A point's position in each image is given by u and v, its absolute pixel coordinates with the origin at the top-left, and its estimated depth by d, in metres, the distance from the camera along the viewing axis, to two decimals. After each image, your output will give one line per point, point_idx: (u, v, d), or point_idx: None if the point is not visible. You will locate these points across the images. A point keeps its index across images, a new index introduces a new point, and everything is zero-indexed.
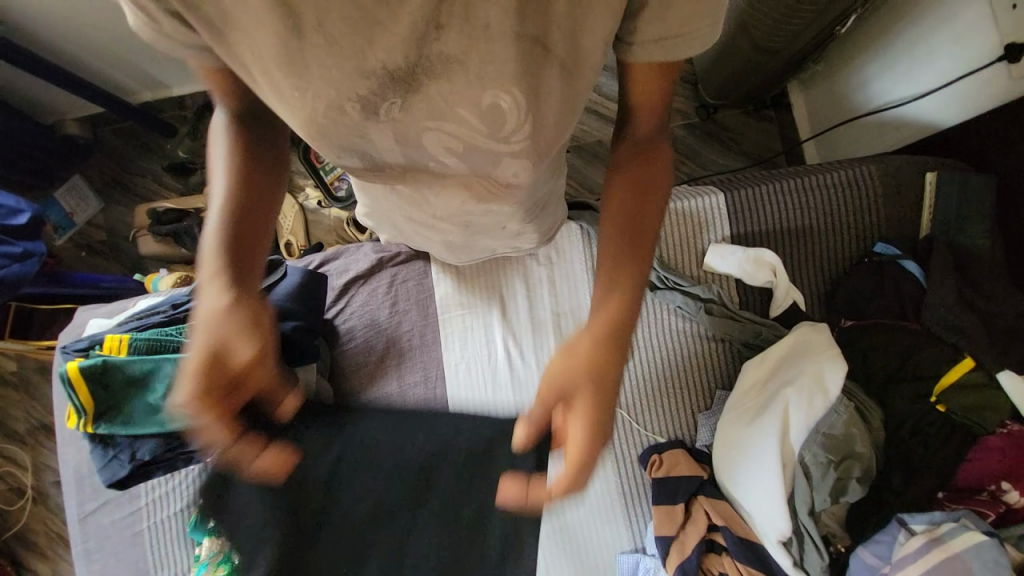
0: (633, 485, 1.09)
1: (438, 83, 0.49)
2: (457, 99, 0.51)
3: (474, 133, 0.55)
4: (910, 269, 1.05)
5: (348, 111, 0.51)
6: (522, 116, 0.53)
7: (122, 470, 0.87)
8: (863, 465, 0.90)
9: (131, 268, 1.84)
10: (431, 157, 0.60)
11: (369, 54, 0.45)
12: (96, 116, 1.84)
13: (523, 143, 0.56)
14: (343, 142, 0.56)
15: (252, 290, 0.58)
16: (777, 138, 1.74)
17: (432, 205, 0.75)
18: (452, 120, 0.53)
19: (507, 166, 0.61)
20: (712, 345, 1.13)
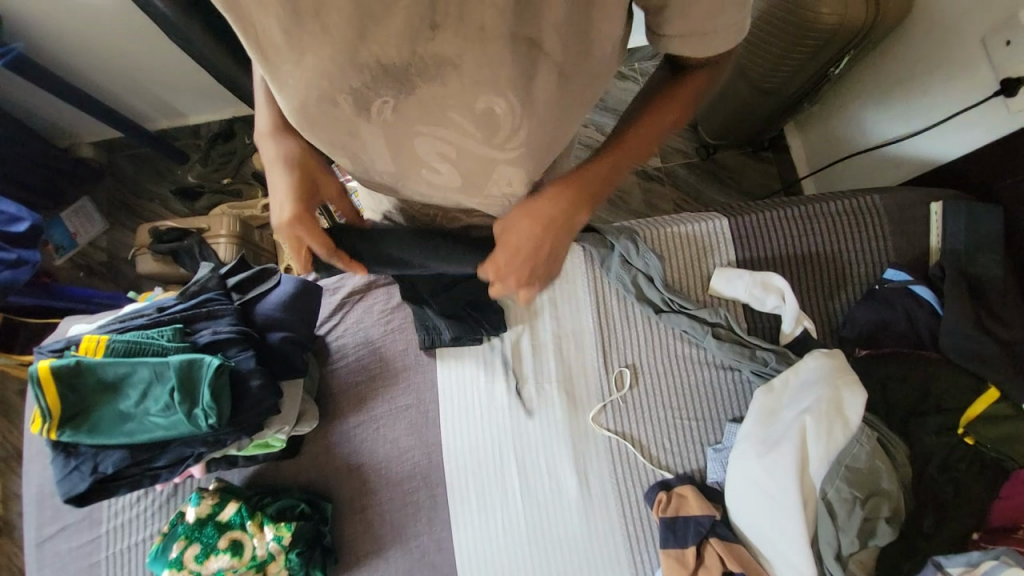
0: (637, 525, 1.00)
1: (431, 85, 0.47)
2: (451, 101, 0.49)
3: (469, 139, 0.54)
4: (922, 294, 1.01)
5: (341, 103, 0.49)
6: (515, 124, 0.52)
7: (82, 484, 0.80)
8: (892, 504, 0.82)
9: (128, 288, 1.82)
10: (424, 159, 0.57)
11: (360, 49, 0.43)
12: (112, 141, 1.89)
13: (517, 150, 0.56)
14: (337, 137, 0.55)
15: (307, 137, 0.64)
16: (776, 177, 1.76)
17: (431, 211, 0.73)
18: (447, 123, 0.52)
19: (499, 177, 0.61)
20: (721, 373, 1.07)
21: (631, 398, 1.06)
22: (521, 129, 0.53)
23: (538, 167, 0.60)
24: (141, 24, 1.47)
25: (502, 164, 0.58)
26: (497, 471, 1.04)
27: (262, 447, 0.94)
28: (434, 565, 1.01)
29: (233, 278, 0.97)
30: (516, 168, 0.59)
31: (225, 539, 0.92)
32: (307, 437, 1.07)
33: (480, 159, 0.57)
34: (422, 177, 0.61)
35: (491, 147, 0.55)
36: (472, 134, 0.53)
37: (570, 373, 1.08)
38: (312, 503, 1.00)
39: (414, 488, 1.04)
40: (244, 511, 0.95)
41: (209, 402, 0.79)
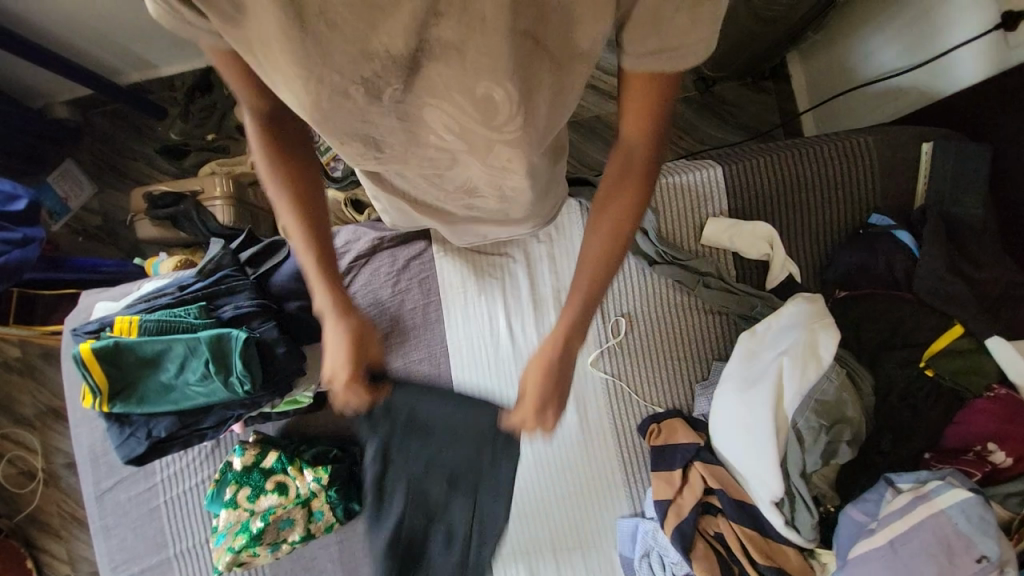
0: (632, 451, 1.14)
1: (437, 67, 0.48)
2: (455, 86, 0.50)
3: (470, 119, 0.54)
4: (904, 239, 1.07)
5: (353, 95, 0.51)
6: (513, 108, 0.53)
7: (137, 449, 0.89)
8: (853, 429, 0.93)
9: (129, 252, 1.85)
10: (429, 135, 0.58)
11: (372, 40, 0.45)
12: (86, 98, 1.81)
13: (516, 133, 0.56)
14: (346, 126, 0.55)
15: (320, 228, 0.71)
16: (777, 111, 1.71)
17: (430, 188, 0.75)
18: (449, 106, 0.53)
19: (499, 154, 0.61)
20: (710, 318, 1.15)
21: (627, 344, 1.16)
22: (519, 112, 0.53)
23: (535, 150, 0.61)
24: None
25: (496, 143, 0.59)
26: (508, 412, 1.16)
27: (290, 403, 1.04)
28: None
29: (244, 252, 1.00)
30: (513, 150, 0.59)
31: (272, 481, 1.06)
32: (330, 393, 1.16)
33: (480, 138, 0.58)
34: (429, 158, 0.64)
35: (490, 129, 0.56)
36: (473, 120, 0.54)
37: (569, 324, 1.16)
38: (344, 448, 1.11)
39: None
40: (284, 459, 1.07)
41: (242, 370, 0.86)
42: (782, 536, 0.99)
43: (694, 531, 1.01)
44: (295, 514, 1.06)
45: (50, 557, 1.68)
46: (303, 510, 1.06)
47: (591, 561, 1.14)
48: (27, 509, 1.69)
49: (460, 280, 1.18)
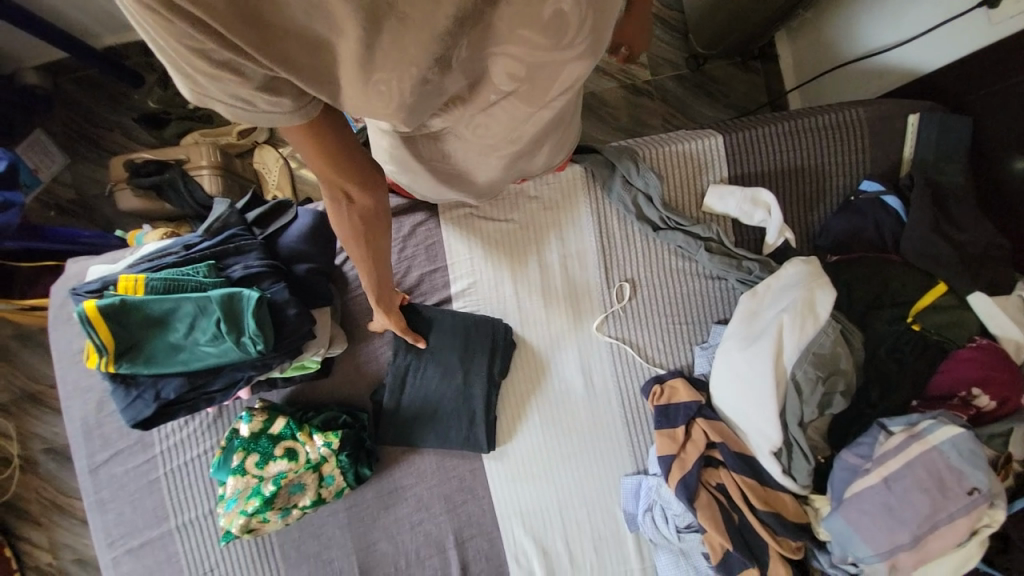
0: (635, 412, 1.18)
1: (505, 5, 0.48)
2: (523, 18, 0.50)
3: (535, 50, 0.54)
4: (892, 204, 1.12)
5: (429, 79, 0.51)
6: (582, 17, 0.52)
7: (146, 408, 0.87)
8: (847, 381, 0.98)
9: (106, 227, 1.76)
10: (490, 82, 0.58)
11: (438, 19, 0.44)
12: (59, 64, 1.72)
13: (587, 45, 0.56)
14: (426, 109, 0.57)
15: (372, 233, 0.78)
16: (763, 90, 1.76)
17: (458, 145, 0.74)
18: (514, 43, 0.53)
19: (564, 79, 0.61)
20: (710, 283, 1.19)
21: (631, 308, 1.19)
22: (588, 20, 0.53)
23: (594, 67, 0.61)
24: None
25: (570, 65, 0.58)
26: (522, 379, 1.19)
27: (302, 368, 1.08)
28: (463, 455, 1.17)
29: (251, 212, 0.99)
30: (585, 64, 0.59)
31: (280, 447, 1.05)
32: (337, 359, 1.15)
33: (545, 72, 0.58)
34: (493, 116, 0.65)
35: (561, 49, 0.55)
36: (540, 45, 0.53)
37: (575, 291, 1.19)
38: (352, 413, 1.12)
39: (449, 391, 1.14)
40: (293, 425, 1.06)
41: (254, 329, 0.85)
42: (780, 484, 1.04)
43: (697, 484, 1.05)
44: (306, 478, 1.05)
45: (30, 546, 1.62)
46: (313, 475, 1.06)
47: (595, 518, 1.17)
48: (4, 496, 1.62)
49: (468, 246, 1.18)
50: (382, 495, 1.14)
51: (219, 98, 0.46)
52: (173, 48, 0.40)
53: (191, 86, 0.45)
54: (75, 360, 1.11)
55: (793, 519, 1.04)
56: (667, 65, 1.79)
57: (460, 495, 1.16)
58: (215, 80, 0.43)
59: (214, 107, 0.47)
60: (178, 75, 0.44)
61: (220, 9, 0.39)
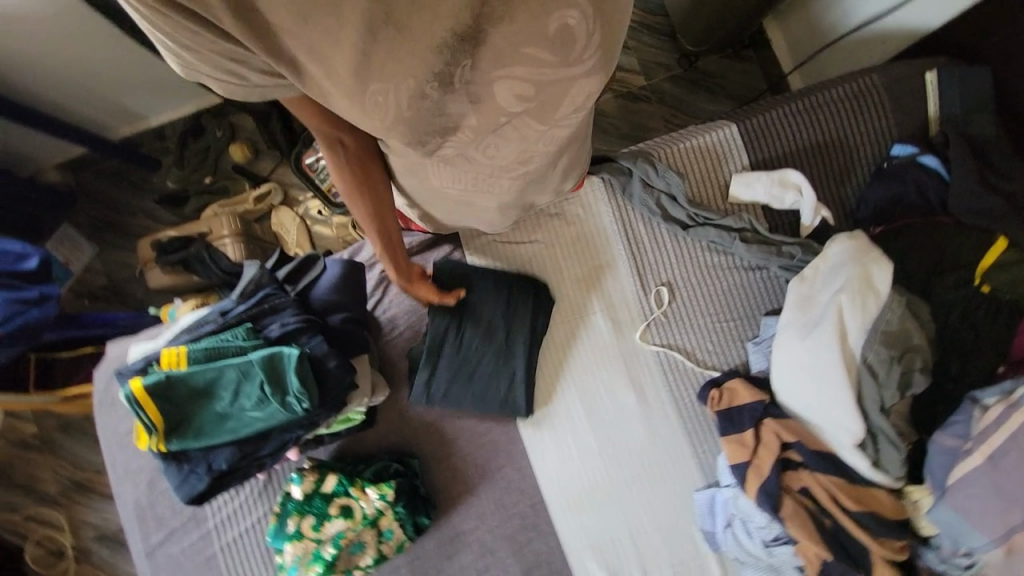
0: (697, 421, 1.12)
1: (499, 26, 0.47)
2: (523, 37, 0.49)
3: (543, 68, 0.52)
4: (930, 164, 1.07)
5: (428, 93, 0.52)
6: (589, 31, 0.50)
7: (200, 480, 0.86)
8: (923, 356, 0.92)
9: (137, 307, 1.80)
10: (501, 110, 0.57)
11: (436, 30, 0.46)
12: (80, 159, 1.78)
13: (595, 62, 0.54)
14: (425, 126, 0.57)
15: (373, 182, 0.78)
16: (760, 77, 1.75)
17: (475, 171, 0.71)
18: (521, 63, 0.51)
19: (575, 96, 0.58)
20: (751, 274, 1.14)
21: (673, 313, 1.14)
22: (596, 36, 0.51)
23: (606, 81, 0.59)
24: (82, 20, 1.32)
25: (578, 80, 0.56)
26: (565, 360, 1.14)
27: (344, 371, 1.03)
28: (521, 490, 1.11)
29: (281, 270, 0.99)
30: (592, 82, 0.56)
31: (335, 506, 1.00)
32: (380, 407, 1.12)
33: (554, 89, 0.56)
34: (504, 134, 0.62)
35: (569, 65, 0.53)
36: (546, 61, 0.52)
37: (611, 302, 1.15)
38: (402, 461, 1.08)
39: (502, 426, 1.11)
40: (345, 481, 1.02)
41: (298, 387, 0.83)
42: (869, 479, 0.96)
43: (779, 490, 0.97)
44: (365, 535, 1.01)
45: None
46: (372, 531, 1.02)
47: (672, 541, 1.09)
48: None
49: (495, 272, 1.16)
50: (444, 543, 1.09)
51: (208, 76, 0.50)
52: (173, 35, 0.45)
53: (185, 67, 0.49)
54: (123, 443, 1.11)
55: (892, 516, 0.95)
56: (660, 69, 1.79)
57: (525, 534, 1.09)
58: (208, 60, 0.47)
59: (206, 84, 0.51)
60: (173, 57, 0.48)
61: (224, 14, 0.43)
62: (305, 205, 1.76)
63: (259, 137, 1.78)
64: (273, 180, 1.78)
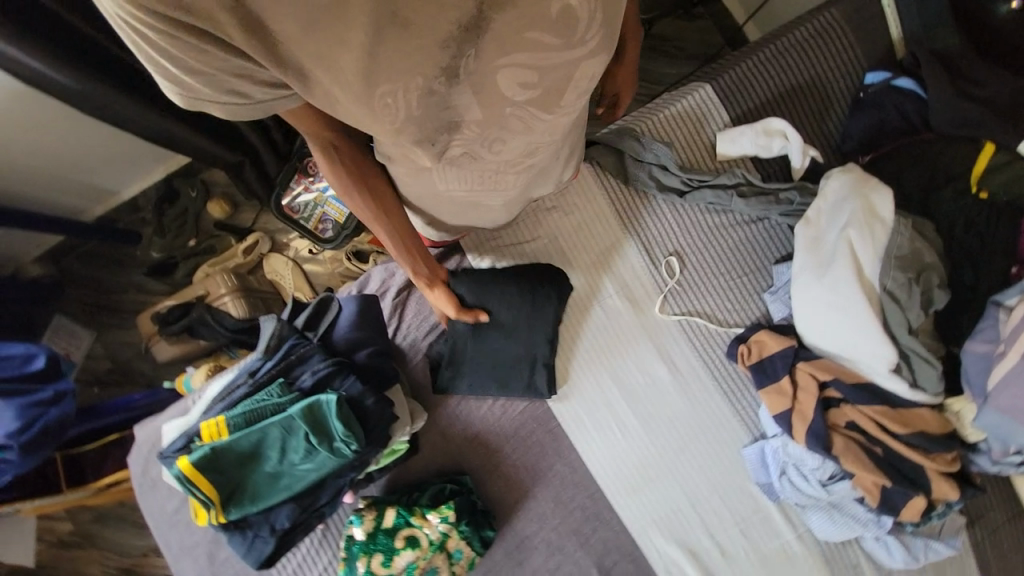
0: (731, 380, 1.13)
1: (504, 14, 0.47)
2: (529, 20, 0.48)
3: (548, 51, 0.52)
4: (905, 86, 1.09)
5: (435, 89, 0.52)
6: (590, 8, 0.50)
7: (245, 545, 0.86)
8: (938, 273, 0.95)
9: (148, 383, 1.77)
10: (504, 97, 0.56)
11: (443, 23, 0.45)
12: (56, 247, 1.73)
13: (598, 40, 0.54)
14: (432, 119, 0.56)
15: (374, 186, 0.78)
16: (715, 31, 1.76)
17: (478, 173, 0.70)
18: (527, 48, 0.51)
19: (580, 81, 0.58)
20: (754, 226, 1.16)
21: (686, 280, 1.15)
22: (598, 12, 0.51)
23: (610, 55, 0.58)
24: (38, 105, 1.29)
25: (581, 63, 0.55)
26: (588, 339, 1.14)
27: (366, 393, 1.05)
28: (576, 483, 1.12)
29: (297, 319, 0.98)
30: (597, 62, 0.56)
31: (400, 539, 1.00)
32: (421, 431, 1.12)
33: (558, 72, 0.55)
34: (508, 126, 0.60)
35: (573, 47, 0.52)
36: (551, 45, 0.51)
37: (625, 282, 1.15)
38: (455, 480, 1.09)
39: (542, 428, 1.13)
40: (405, 512, 1.01)
41: (344, 430, 0.82)
42: (909, 400, 0.98)
43: (827, 430, 0.99)
44: (437, 561, 1.01)
45: None
46: (442, 554, 1.02)
47: (731, 501, 1.11)
48: None
49: None
50: (512, 550, 1.09)
51: (209, 103, 0.49)
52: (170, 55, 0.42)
53: (184, 96, 0.48)
54: (174, 521, 1.09)
55: (938, 431, 0.98)
56: None
57: (590, 524, 1.10)
58: (209, 80, 0.46)
59: (208, 111, 0.50)
60: (170, 88, 0.47)
61: (229, 28, 0.41)
62: (295, 247, 1.71)
63: (235, 190, 1.75)
64: (258, 229, 1.76)
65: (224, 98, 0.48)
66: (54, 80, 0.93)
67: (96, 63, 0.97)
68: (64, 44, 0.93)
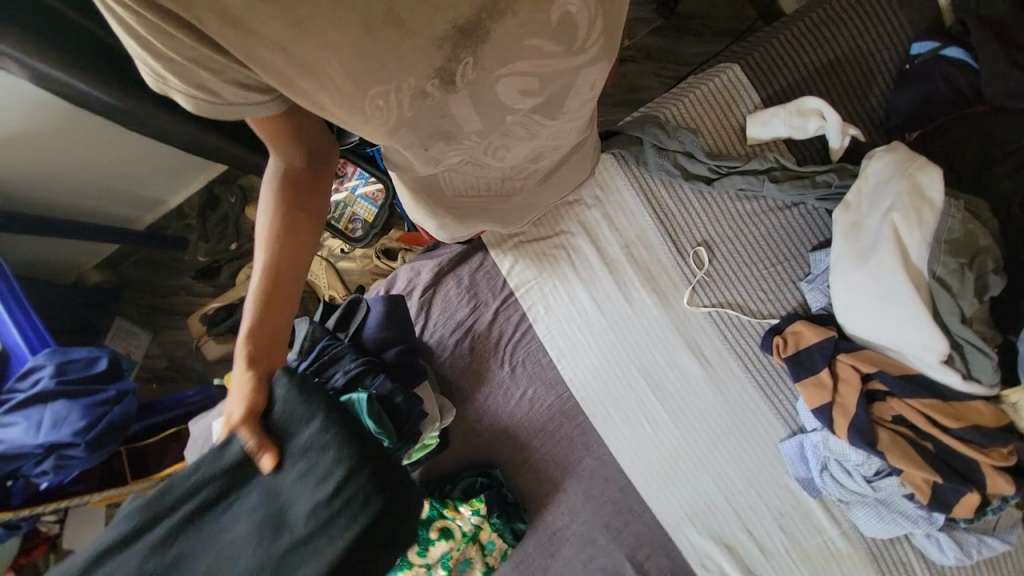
0: (765, 373, 1.09)
1: (501, 21, 0.48)
2: (528, 29, 0.50)
3: (548, 57, 0.53)
4: (954, 56, 1.01)
5: (429, 92, 0.52)
6: (590, 15, 0.52)
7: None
8: (994, 257, 0.88)
9: (200, 380, 1.89)
10: (506, 107, 0.58)
11: (438, 23, 0.45)
12: (113, 255, 1.86)
13: (597, 46, 0.55)
14: (427, 127, 0.57)
15: (292, 248, 0.65)
16: (748, 6, 1.68)
17: (489, 169, 0.70)
18: (526, 55, 0.52)
19: (583, 83, 0.60)
20: (788, 213, 1.11)
21: (716, 271, 1.11)
22: (597, 18, 0.52)
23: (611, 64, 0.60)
24: (88, 122, 1.38)
25: (581, 70, 0.57)
26: (616, 334, 1.13)
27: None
28: (606, 477, 1.12)
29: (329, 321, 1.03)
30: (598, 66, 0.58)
31: (434, 530, 1.04)
32: (451, 426, 1.15)
33: (559, 79, 0.57)
34: (513, 134, 0.63)
35: (573, 54, 0.54)
36: (549, 51, 0.53)
37: (651, 274, 1.13)
38: (486, 474, 1.11)
39: (571, 421, 1.13)
40: (438, 503, 1.05)
41: (377, 427, 0.86)
42: (963, 393, 0.92)
43: (871, 424, 0.95)
44: (470, 552, 1.06)
45: None
46: (476, 546, 1.06)
47: (769, 496, 1.08)
48: None
49: (528, 272, 1.16)
50: (544, 543, 1.11)
51: (177, 89, 0.46)
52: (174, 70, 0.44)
53: (153, 77, 0.46)
54: None
55: (994, 425, 0.92)
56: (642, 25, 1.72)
57: (621, 518, 1.10)
58: (181, 69, 0.44)
59: (174, 98, 0.48)
60: (141, 66, 0.45)
61: (216, 31, 0.41)
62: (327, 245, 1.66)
63: None
64: None
65: (195, 94, 0.46)
66: (102, 102, 1.00)
67: (134, 81, 1.02)
68: (105, 64, 0.97)
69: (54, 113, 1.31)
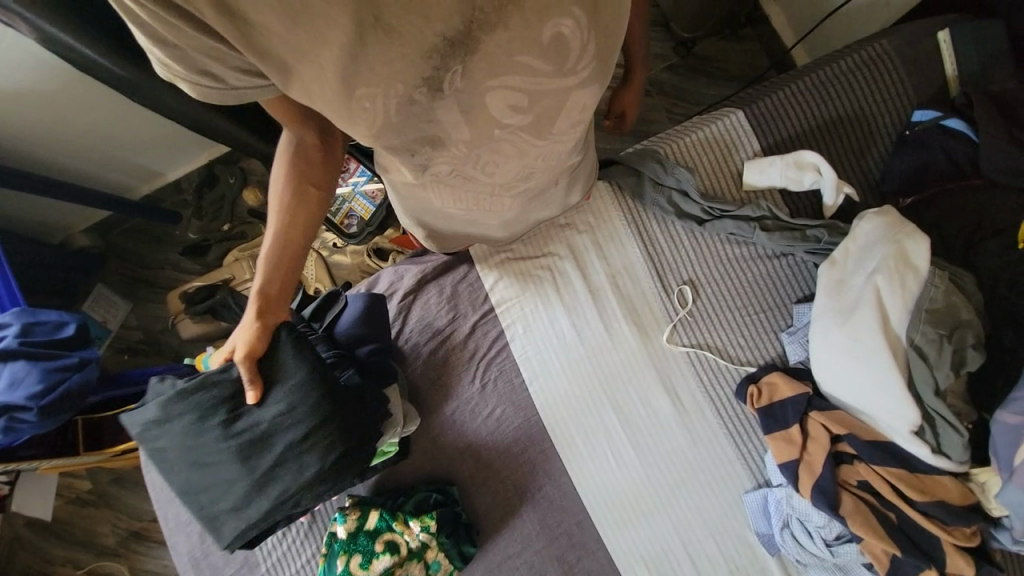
0: (737, 421, 1.08)
1: (493, 34, 0.47)
2: (518, 45, 0.49)
3: (539, 76, 0.53)
4: (955, 127, 1.01)
5: (418, 100, 0.52)
6: (583, 38, 0.52)
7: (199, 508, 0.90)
8: (975, 332, 0.87)
9: (174, 357, 1.85)
10: (494, 119, 0.57)
11: (428, 36, 0.45)
12: (104, 222, 1.84)
13: (589, 67, 0.55)
14: (413, 132, 0.56)
15: (298, 213, 0.72)
16: (762, 54, 1.70)
17: (473, 183, 0.70)
18: (516, 71, 0.52)
19: (572, 106, 0.59)
20: (776, 262, 1.10)
21: (699, 311, 1.10)
22: (590, 42, 0.52)
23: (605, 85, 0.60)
24: (92, 88, 1.38)
25: (572, 90, 0.57)
26: (591, 363, 1.11)
27: (244, 457, 0.87)
28: (564, 508, 1.09)
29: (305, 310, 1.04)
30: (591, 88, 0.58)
31: (380, 542, 1.00)
32: (413, 436, 1.12)
33: (549, 97, 0.56)
34: (498, 152, 0.62)
35: (563, 74, 0.54)
36: (541, 70, 0.52)
37: (634, 307, 1.12)
38: (442, 489, 1.08)
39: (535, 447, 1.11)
40: (387, 515, 1.02)
41: None
42: (932, 466, 0.91)
43: (835, 486, 0.93)
44: (413, 569, 1.01)
45: None
46: (419, 564, 1.02)
47: (727, 548, 1.05)
48: None
49: (511, 290, 1.15)
50: (493, 569, 1.07)
51: (182, 78, 0.48)
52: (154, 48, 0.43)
53: (161, 68, 0.48)
54: (173, 496, 1.14)
55: (961, 504, 0.89)
56: (658, 60, 1.75)
57: (574, 552, 1.07)
58: (183, 56, 0.46)
59: (181, 87, 0.50)
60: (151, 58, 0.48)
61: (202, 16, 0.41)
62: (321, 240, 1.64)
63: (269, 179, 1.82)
64: None
65: (195, 78, 0.48)
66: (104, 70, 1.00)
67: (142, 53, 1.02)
68: (114, 33, 0.97)
69: (60, 75, 1.31)
